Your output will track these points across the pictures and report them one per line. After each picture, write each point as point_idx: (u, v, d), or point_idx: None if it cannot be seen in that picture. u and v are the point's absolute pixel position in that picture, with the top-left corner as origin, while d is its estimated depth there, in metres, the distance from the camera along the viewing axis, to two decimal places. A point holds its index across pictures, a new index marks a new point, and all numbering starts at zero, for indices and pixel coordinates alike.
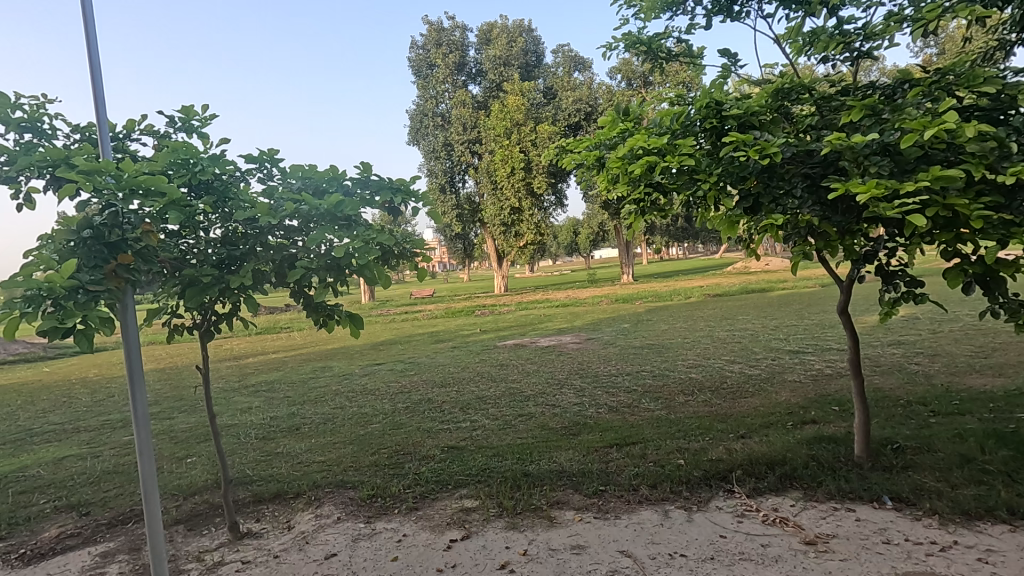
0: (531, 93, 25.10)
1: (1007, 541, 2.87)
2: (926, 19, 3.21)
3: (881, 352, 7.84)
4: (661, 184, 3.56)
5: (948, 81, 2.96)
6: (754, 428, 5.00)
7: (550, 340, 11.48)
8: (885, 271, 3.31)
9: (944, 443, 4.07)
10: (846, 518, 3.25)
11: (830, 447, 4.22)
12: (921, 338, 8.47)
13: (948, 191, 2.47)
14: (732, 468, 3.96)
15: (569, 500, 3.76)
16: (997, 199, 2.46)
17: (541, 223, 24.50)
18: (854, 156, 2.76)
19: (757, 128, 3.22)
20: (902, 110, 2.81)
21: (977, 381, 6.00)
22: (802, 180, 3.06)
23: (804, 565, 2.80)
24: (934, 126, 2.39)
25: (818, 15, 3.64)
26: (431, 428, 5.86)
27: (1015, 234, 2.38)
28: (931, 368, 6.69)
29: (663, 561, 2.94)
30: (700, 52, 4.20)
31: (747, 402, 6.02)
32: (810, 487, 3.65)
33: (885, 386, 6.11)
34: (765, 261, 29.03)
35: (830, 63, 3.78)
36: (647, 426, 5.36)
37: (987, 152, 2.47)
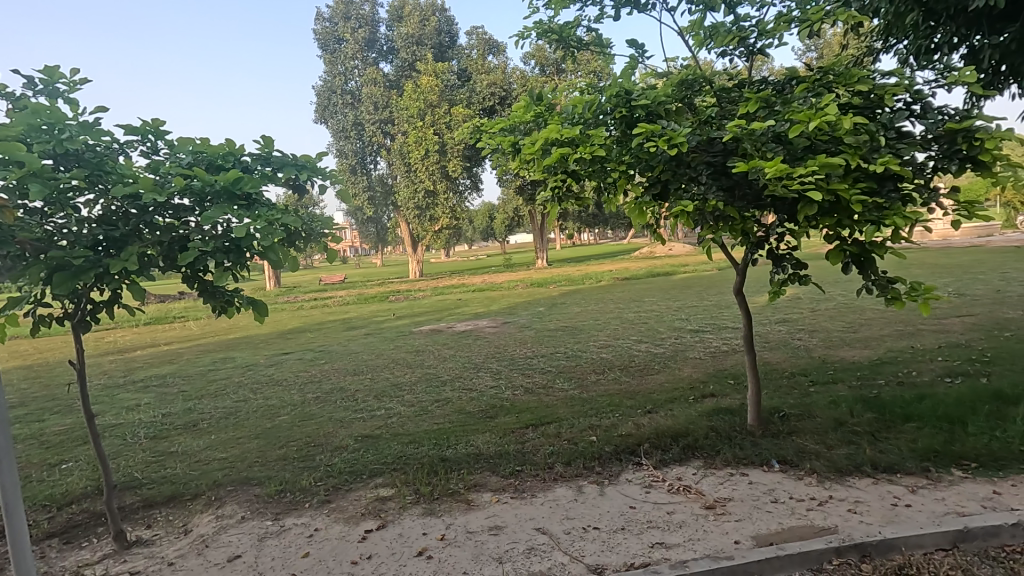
0: (445, 74, 24.65)
1: (871, 492, 3.24)
2: (811, 20, 3.49)
3: (769, 329, 8.60)
4: (576, 170, 3.62)
5: (829, 79, 3.23)
6: (660, 404, 5.31)
7: (467, 324, 11.51)
8: (775, 255, 3.59)
9: (822, 410, 4.53)
10: (741, 482, 3.53)
11: (726, 417, 4.56)
12: (803, 316, 9.36)
13: (831, 179, 2.71)
14: (640, 442, 4.16)
15: (486, 482, 3.78)
16: (869, 186, 2.74)
17: (457, 207, 24.13)
18: (754, 144, 2.96)
19: (663, 118, 3.35)
20: (792, 104, 3.05)
21: (847, 352, 6.75)
22: (706, 168, 3.22)
23: (704, 528, 3.01)
24: (818, 119, 2.62)
25: (717, 11, 3.84)
26: (344, 418, 5.66)
27: (886, 217, 2.67)
28: (811, 343, 7.42)
29: (577, 535, 3.04)
30: (610, 42, 4.29)
31: (654, 379, 6.38)
32: (709, 456, 3.92)
33: (773, 360, 6.70)
34: (669, 245, 30.67)
35: (728, 58, 4.00)
36: (561, 406, 5.51)
37: (861, 144, 2.74)
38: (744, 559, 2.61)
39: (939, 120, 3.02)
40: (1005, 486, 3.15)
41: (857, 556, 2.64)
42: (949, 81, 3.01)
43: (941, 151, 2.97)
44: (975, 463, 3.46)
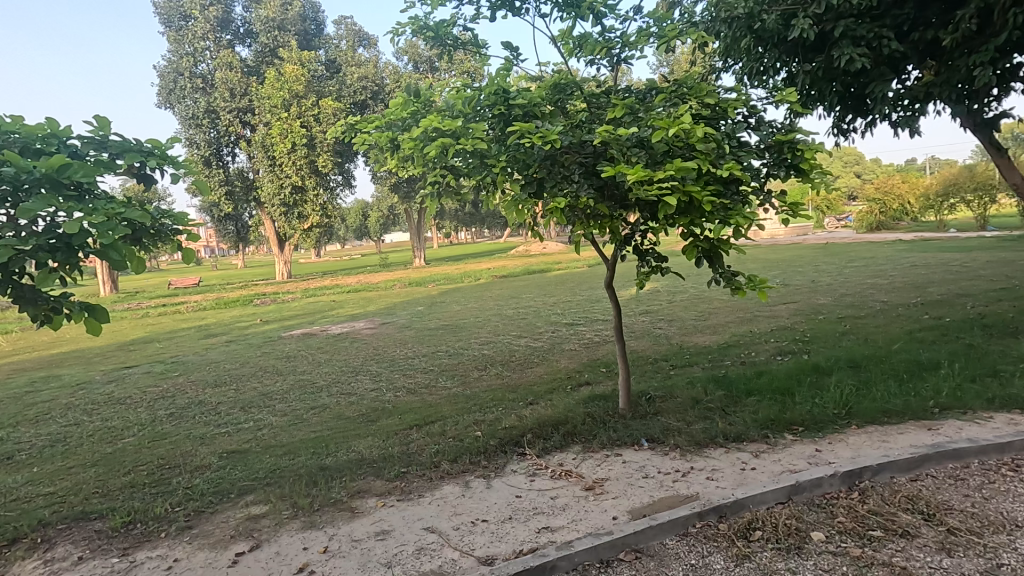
0: (311, 63, 23.32)
1: (724, 460, 3.66)
2: (666, 37, 3.83)
3: (634, 320, 9.32)
4: (455, 167, 3.62)
5: (683, 91, 3.57)
6: (540, 395, 5.51)
7: (343, 326, 11.00)
8: (640, 251, 3.90)
9: (681, 391, 5.02)
10: (616, 462, 3.79)
11: (600, 404, 4.87)
12: (663, 307, 10.28)
13: (686, 180, 3.00)
14: (524, 433, 4.29)
15: (371, 487, 3.66)
16: (716, 189, 3.08)
17: (328, 204, 22.98)
18: (620, 148, 3.19)
19: (538, 119, 3.47)
20: (653, 112, 3.34)
21: (700, 338, 7.54)
22: (579, 168, 3.39)
23: (585, 508, 3.18)
24: (675, 126, 2.90)
25: (585, 21, 4.06)
26: (205, 434, 5.12)
27: (730, 217, 3.03)
28: (670, 331, 8.18)
29: (466, 530, 3.05)
30: (485, 43, 4.33)
31: (533, 372, 6.61)
32: (587, 440, 4.16)
33: (639, 348, 7.28)
34: (543, 243, 31.90)
35: (596, 67, 4.24)
36: (445, 404, 5.49)
37: (711, 151, 3.07)
38: (621, 532, 2.81)
39: (769, 133, 3.48)
40: (824, 444, 3.73)
41: (715, 517, 2.96)
42: (777, 99, 3.47)
43: (771, 159, 3.42)
44: (802, 426, 4.04)
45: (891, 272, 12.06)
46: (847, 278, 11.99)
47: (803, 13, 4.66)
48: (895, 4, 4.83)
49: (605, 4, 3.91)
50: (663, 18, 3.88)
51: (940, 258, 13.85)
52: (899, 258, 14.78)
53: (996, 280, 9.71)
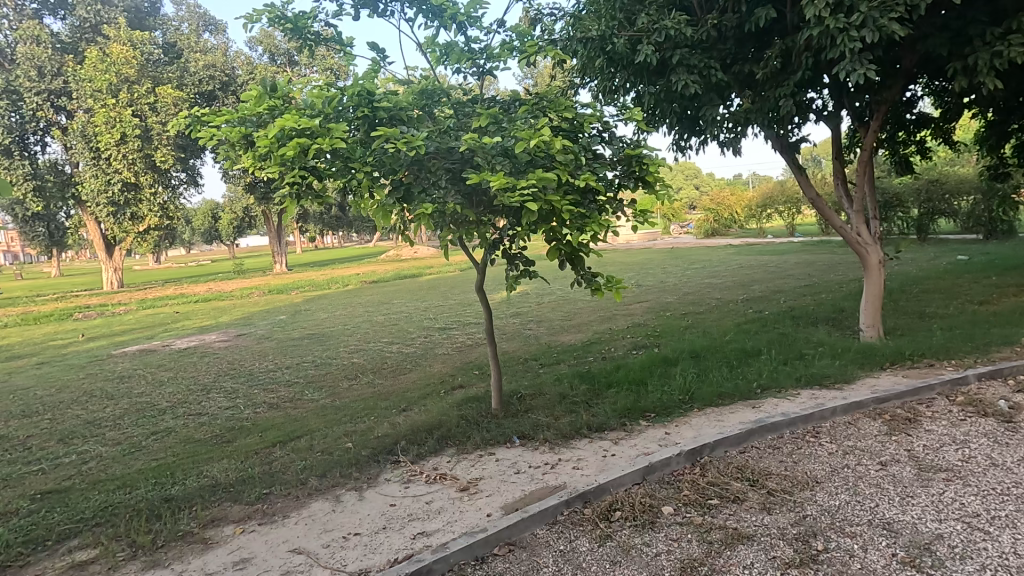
0: (146, 45, 20.70)
1: (588, 449, 3.92)
2: (527, 52, 4.02)
3: (505, 321, 9.59)
4: (317, 168, 3.46)
5: (544, 104, 3.78)
6: (413, 401, 5.45)
7: (190, 340, 9.91)
8: (508, 254, 4.05)
9: (549, 388, 5.28)
10: (489, 460, 3.88)
11: (474, 405, 4.94)
12: (532, 308, 10.72)
13: (547, 190, 3.18)
14: (397, 441, 4.22)
15: (227, 514, 3.35)
16: (575, 198, 3.29)
17: (169, 204, 20.54)
18: (485, 156, 3.29)
19: (405, 123, 3.45)
20: (516, 123, 3.49)
21: (566, 337, 7.99)
22: (446, 174, 3.43)
23: (460, 509, 3.22)
24: (536, 138, 3.08)
25: (451, 30, 4.13)
26: (10, 474, 4.30)
27: (586, 224, 3.27)
28: (539, 331, 8.55)
29: (337, 546, 2.93)
30: (349, 41, 4.20)
31: (406, 378, 6.51)
32: (461, 442, 4.20)
33: (510, 349, 7.51)
34: (415, 248, 31.50)
35: (462, 75, 4.32)
36: (311, 417, 5.19)
37: (569, 162, 3.29)
38: (495, 528, 2.90)
39: (620, 148, 3.81)
40: (672, 427, 4.16)
41: (580, 503, 3.17)
42: (626, 117, 3.82)
43: (623, 171, 3.76)
44: (654, 412, 4.47)
45: (723, 273, 13.78)
46: (689, 278, 13.47)
47: (647, 40, 5.18)
48: (719, 40, 5.57)
49: (470, 15, 4.01)
50: (524, 34, 4.08)
51: (759, 260, 16.13)
52: (730, 260, 16.93)
53: (801, 278, 11.55)
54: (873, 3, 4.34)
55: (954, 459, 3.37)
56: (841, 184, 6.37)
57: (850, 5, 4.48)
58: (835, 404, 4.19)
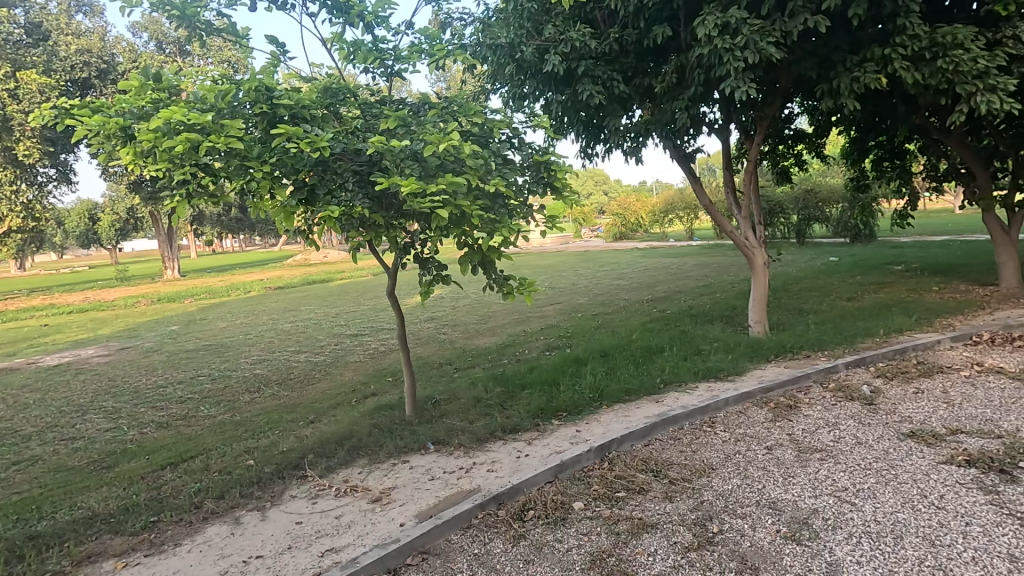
0: (3, 23, 18.28)
1: (503, 451, 3.96)
2: (436, 55, 4.00)
3: (420, 326, 9.46)
4: (210, 166, 3.23)
5: (453, 109, 3.78)
6: (322, 412, 5.23)
7: (62, 356, 8.84)
8: (420, 259, 3.98)
9: (464, 392, 5.27)
10: (403, 469, 3.80)
11: (387, 413, 4.83)
12: (447, 312, 10.66)
13: (458, 195, 3.17)
14: (304, 454, 4.03)
15: (107, 547, 3.03)
16: (485, 204, 3.32)
17: (34, 203, 18.25)
18: (394, 159, 3.23)
19: (308, 122, 3.32)
20: (425, 126, 3.46)
21: (481, 340, 8.03)
22: (353, 176, 3.33)
23: (372, 521, 3.12)
24: (446, 142, 3.08)
25: (357, 28, 4.02)
26: None
27: (498, 229, 3.30)
28: (454, 335, 8.52)
29: (237, 572, 2.74)
30: (246, 34, 3.97)
31: (315, 388, 6.22)
32: (373, 452, 4.09)
33: (424, 354, 7.42)
34: (325, 251, 30.25)
35: (370, 75, 4.22)
36: (208, 435, 4.82)
37: (479, 167, 3.31)
38: (408, 537, 2.85)
39: (530, 154, 3.89)
40: (583, 424, 4.31)
41: (494, 505, 3.20)
42: (535, 124, 3.91)
43: (532, 177, 3.84)
44: (566, 411, 4.60)
45: (630, 275, 14.47)
46: (599, 280, 14.01)
47: (554, 50, 5.34)
48: (621, 53, 5.86)
49: (377, 14, 3.92)
50: (433, 37, 4.06)
51: (662, 262, 17.10)
52: (636, 263, 17.81)
53: (699, 279, 12.39)
54: (754, 28, 4.76)
55: (827, 440, 3.76)
56: (730, 193, 6.91)
57: (735, 29, 4.89)
58: (729, 395, 4.53)
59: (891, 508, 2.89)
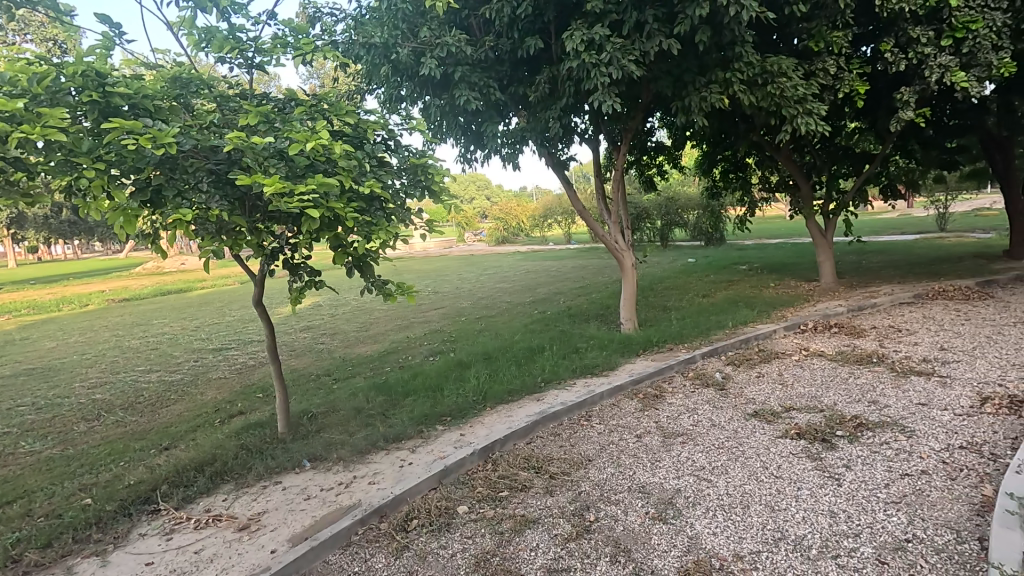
0: None
1: (385, 461, 3.83)
2: (302, 49, 3.77)
3: (294, 337, 8.89)
4: (25, 161, 2.77)
5: (323, 107, 3.61)
6: (179, 436, 4.70)
7: None
8: (290, 265, 3.73)
9: (343, 404, 5.04)
10: (274, 491, 3.53)
11: (255, 432, 4.47)
12: (324, 321, 10.14)
13: (329, 197, 3.02)
14: (156, 486, 3.59)
15: None
16: (360, 206, 3.19)
17: None
18: (255, 157, 3.00)
19: (151, 115, 2.98)
20: (290, 124, 3.26)
21: (361, 349, 7.73)
22: (208, 175, 3.05)
23: (239, 552, 2.87)
24: (314, 141, 2.93)
25: (210, 13, 3.68)
26: None
27: (373, 233, 3.18)
28: (331, 345, 8.12)
29: None
30: (70, 10, 3.45)
31: (170, 410, 5.58)
32: (240, 476, 3.75)
33: (298, 366, 6.98)
34: (182, 258, 27.29)
35: (227, 67, 3.88)
36: (31, 474, 4.11)
37: (352, 169, 3.18)
38: (281, 564, 2.66)
39: (406, 157, 3.82)
40: (466, 428, 4.31)
41: (376, 519, 3.09)
42: (411, 126, 3.84)
43: (409, 180, 3.77)
44: (450, 416, 4.58)
45: (512, 278, 14.83)
46: (482, 283, 14.18)
47: (430, 53, 5.32)
48: (496, 62, 6.00)
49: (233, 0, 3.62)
50: (299, 30, 3.83)
51: (542, 265, 17.74)
52: (518, 266, 18.30)
53: (576, 281, 13.03)
54: (616, 46, 5.11)
55: (687, 425, 4.14)
56: (601, 200, 7.34)
57: (600, 45, 5.21)
58: (603, 390, 4.80)
59: (739, 482, 3.24)
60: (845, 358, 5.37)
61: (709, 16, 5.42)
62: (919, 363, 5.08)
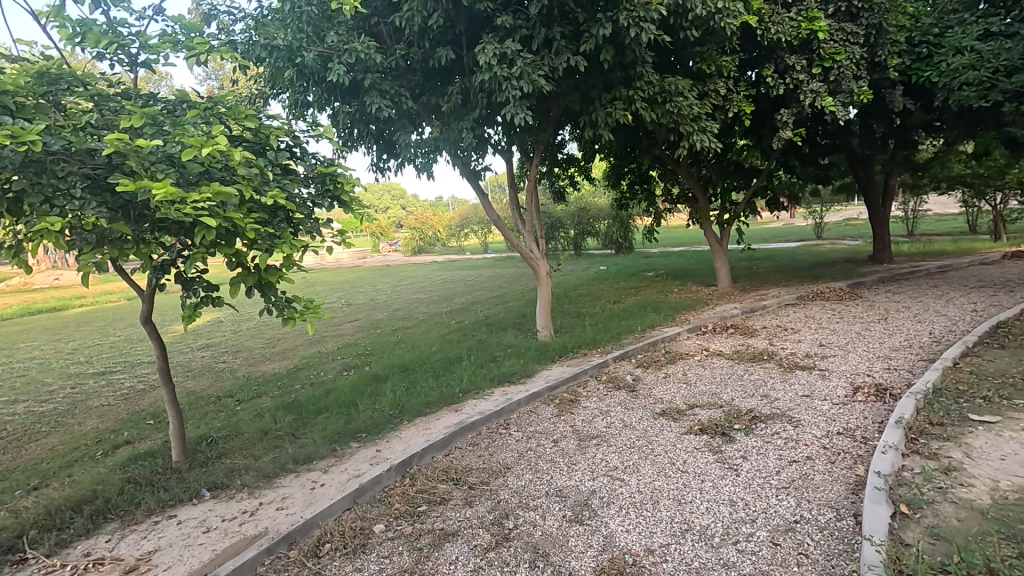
0: None
1: (295, 485, 3.61)
2: (196, 49, 3.52)
3: (191, 356, 8.22)
4: None
5: (219, 110, 3.39)
6: (52, 474, 4.18)
7: None
8: (182, 278, 3.44)
9: (247, 426, 4.73)
10: (168, 526, 3.23)
11: (145, 463, 4.07)
12: (225, 338, 9.46)
13: (228, 206, 2.84)
14: (22, 532, 3.17)
15: None
16: (262, 217, 3.02)
17: None
18: (141, 162, 2.76)
19: (13, 113, 2.66)
20: (182, 127, 3.04)
21: (268, 366, 7.30)
22: (83, 181, 2.76)
23: None
24: (209, 146, 2.74)
25: (84, 4, 3.34)
26: None
27: (277, 245, 3.01)
28: (234, 363, 7.59)
29: None
30: None
31: (40, 445, 4.95)
32: (127, 512, 3.40)
33: (196, 388, 6.46)
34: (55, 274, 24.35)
35: (106, 63, 3.54)
36: None
37: (253, 177, 3.01)
38: None
39: (313, 165, 3.67)
40: (383, 443, 4.18)
41: (284, 547, 2.92)
42: (318, 133, 3.70)
43: (317, 189, 3.62)
44: (365, 432, 4.43)
45: (429, 288, 14.66)
46: (398, 295, 13.89)
47: (338, 59, 5.18)
48: (408, 71, 5.95)
49: None
50: (191, 28, 3.58)
51: (460, 275, 17.71)
52: (435, 276, 18.12)
53: (493, 290, 13.12)
54: (526, 61, 5.25)
55: (601, 427, 4.28)
56: (515, 210, 7.46)
57: (511, 59, 5.32)
58: (521, 397, 4.85)
59: (649, 479, 3.40)
60: (740, 356, 5.81)
61: (612, 36, 5.71)
62: (802, 358, 5.62)
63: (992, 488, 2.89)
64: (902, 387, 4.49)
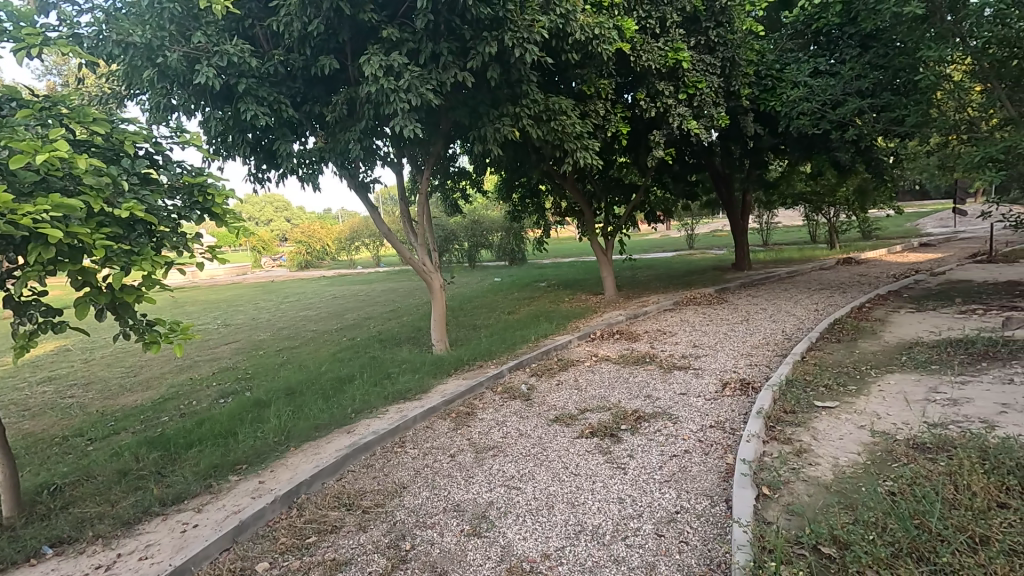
0: None
1: (161, 529, 3.24)
2: (25, 40, 3.08)
3: (28, 393, 7.07)
4: None
5: (59, 110, 2.99)
6: None
7: None
8: (13, 302, 2.96)
9: (101, 468, 4.16)
10: None
11: None
12: (73, 370, 8.26)
13: (71, 220, 2.51)
14: None
15: None
16: (115, 232, 2.70)
17: None
18: None
19: None
20: (11, 129, 2.64)
21: (128, 398, 6.49)
22: None
23: None
24: (46, 152, 2.41)
25: None
26: None
27: (135, 262, 2.71)
28: (85, 398, 6.65)
29: None
30: None
31: None
32: None
33: (35, 428, 5.57)
34: None
35: None
36: None
37: (103, 187, 2.68)
38: None
39: (178, 174, 3.34)
40: (266, 474, 3.89)
41: None
42: (184, 140, 3.38)
43: (184, 201, 3.29)
44: (246, 463, 4.09)
45: (318, 305, 13.94)
46: (283, 313, 13.04)
47: (207, 61, 4.82)
48: (287, 78, 5.66)
49: None
50: (21, 16, 3.13)
51: (351, 290, 17.04)
52: (324, 292, 17.26)
53: (386, 305, 12.78)
54: (414, 74, 5.23)
55: (497, 438, 4.32)
56: (407, 222, 7.35)
57: (398, 72, 5.27)
58: (416, 414, 4.75)
59: (545, 485, 3.48)
60: (626, 360, 6.17)
61: (498, 54, 5.87)
62: (679, 359, 6.10)
63: (833, 465, 3.32)
64: (762, 381, 5.03)
